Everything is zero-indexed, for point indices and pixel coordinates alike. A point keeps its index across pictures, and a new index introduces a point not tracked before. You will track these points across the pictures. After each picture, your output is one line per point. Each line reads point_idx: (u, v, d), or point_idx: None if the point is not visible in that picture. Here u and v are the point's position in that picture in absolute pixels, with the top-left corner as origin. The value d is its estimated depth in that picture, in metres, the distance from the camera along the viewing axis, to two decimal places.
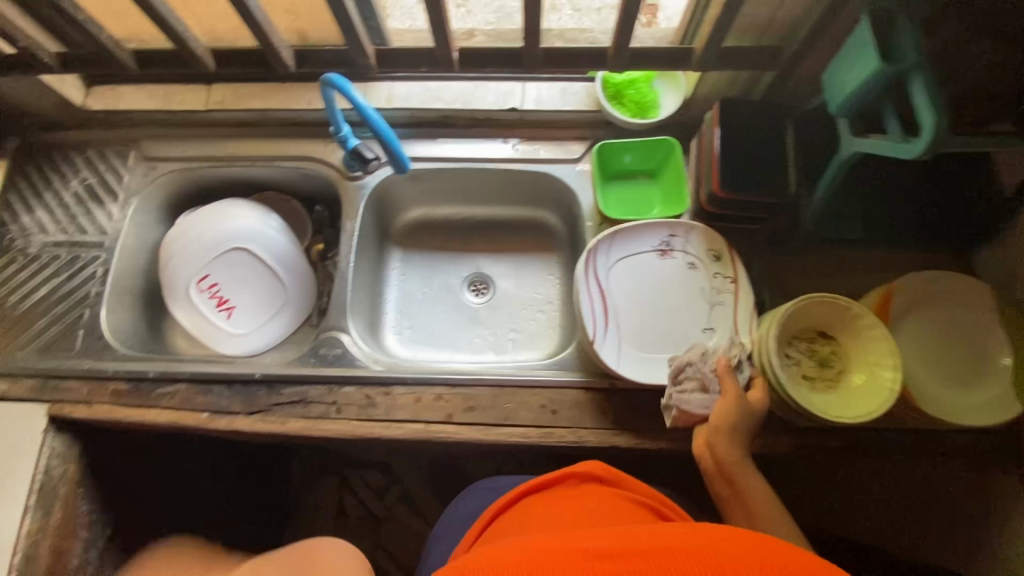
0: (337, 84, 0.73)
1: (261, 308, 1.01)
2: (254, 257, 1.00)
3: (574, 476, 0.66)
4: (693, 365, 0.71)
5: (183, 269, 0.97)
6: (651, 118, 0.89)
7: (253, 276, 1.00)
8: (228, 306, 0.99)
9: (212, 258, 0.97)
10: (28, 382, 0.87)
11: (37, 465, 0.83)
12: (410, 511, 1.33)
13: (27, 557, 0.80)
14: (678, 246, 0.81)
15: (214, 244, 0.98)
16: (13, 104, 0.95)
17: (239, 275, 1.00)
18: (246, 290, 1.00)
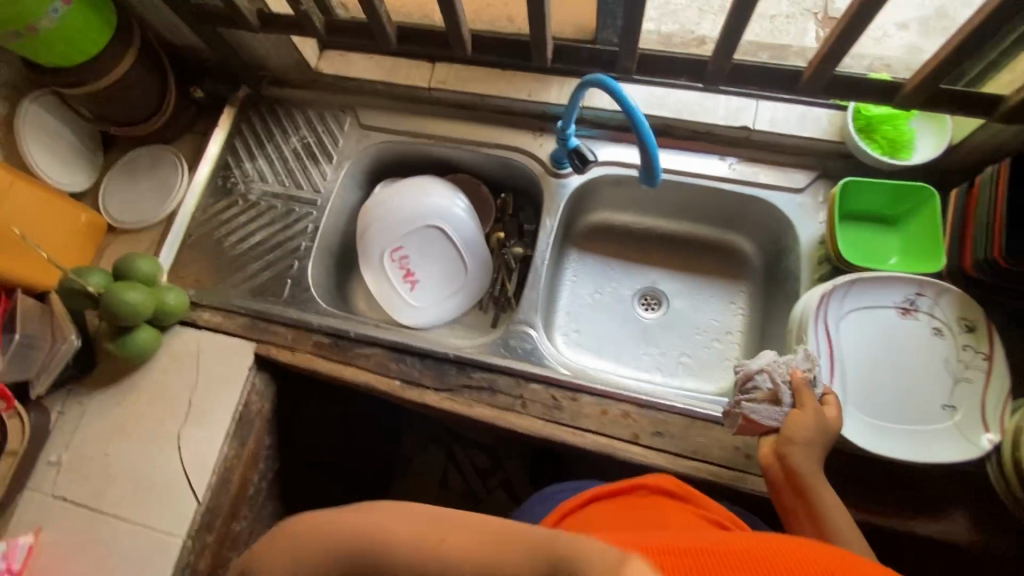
0: (608, 84, 0.73)
1: (442, 285, 1.03)
2: (445, 236, 1.03)
3: (645, 487, 0.68)
4: (765, 374, 0.68)
5: (380, 238, 1.02)
6: (904, 159, 0.82)
7: (440, 254, 1.03)
8: (413, 279, 1.03)
9: (408, 231, 1.02)
10: (241, 319, 0.93)
11: (240, 397, 0.89)
12: (510, 497, 1.33)
13: (222, 479, 0.87)
14: (923, 307, 0.74)
15: (412, 218, 1.02)
16: (258, 57, 1.01)
17: (427, 250, 1.03)
18: (431, 266, 1.03)
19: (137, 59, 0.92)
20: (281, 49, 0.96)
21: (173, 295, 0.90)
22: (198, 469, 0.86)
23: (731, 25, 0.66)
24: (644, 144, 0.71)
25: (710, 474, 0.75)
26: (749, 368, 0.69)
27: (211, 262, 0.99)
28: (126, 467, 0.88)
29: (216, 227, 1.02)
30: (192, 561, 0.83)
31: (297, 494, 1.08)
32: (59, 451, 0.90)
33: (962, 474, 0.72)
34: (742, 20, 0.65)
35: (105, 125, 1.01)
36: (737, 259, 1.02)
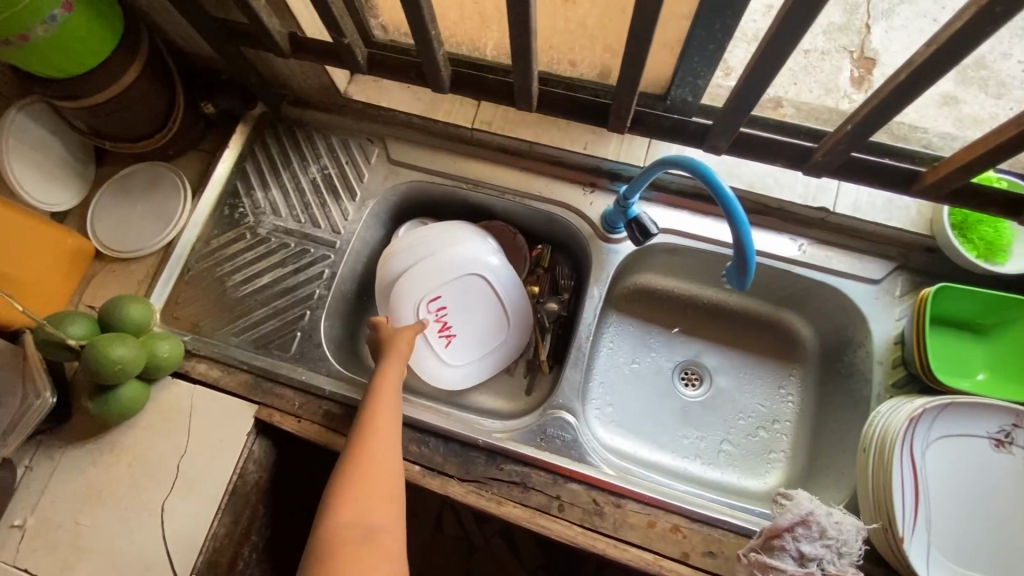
0: (706, 173, 0.63)
1: (480, 345, 0.91)
2: (494, 291, 0.91)
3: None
4: (808, 536, 0.63)
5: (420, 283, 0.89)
6: (1002, 263, 0.74)
7: (484, 312, 0.91)
8: (450, 335, 0.91)
9: (449, 279, 0.89)
10: (242, 375, 0.83)
11: (235, 467, 0.78)
12: (508, 550, 1.17)
13: (210, 561, 0.76)
14: (1020, 440, 0.66)
15: (460, 266, 0.90)
16: (282, 77, 0.90)
17: (470, 304, 0.91)
18: (472, 323, 0.91)
19: (144, 72, 0.80)
20: (310, 72, 0.85)
21: (167, 346, 0.79)
22: (184, 550, 0.75)
23: (862, 118, 0.57)
24: (733, 224, 0.61)
25: None
26: (786, 523, 0.63)
27: (210, 303, 0.88)
28: (101, 540, 0.77)
29: (219, 263, 0.90)
30: None
31: None
32: (24, 513, 0.78)
33: None
34: (883, 116, 0.56)
35: (99, 138, 0.88)
36: (791, 341, 0.93)
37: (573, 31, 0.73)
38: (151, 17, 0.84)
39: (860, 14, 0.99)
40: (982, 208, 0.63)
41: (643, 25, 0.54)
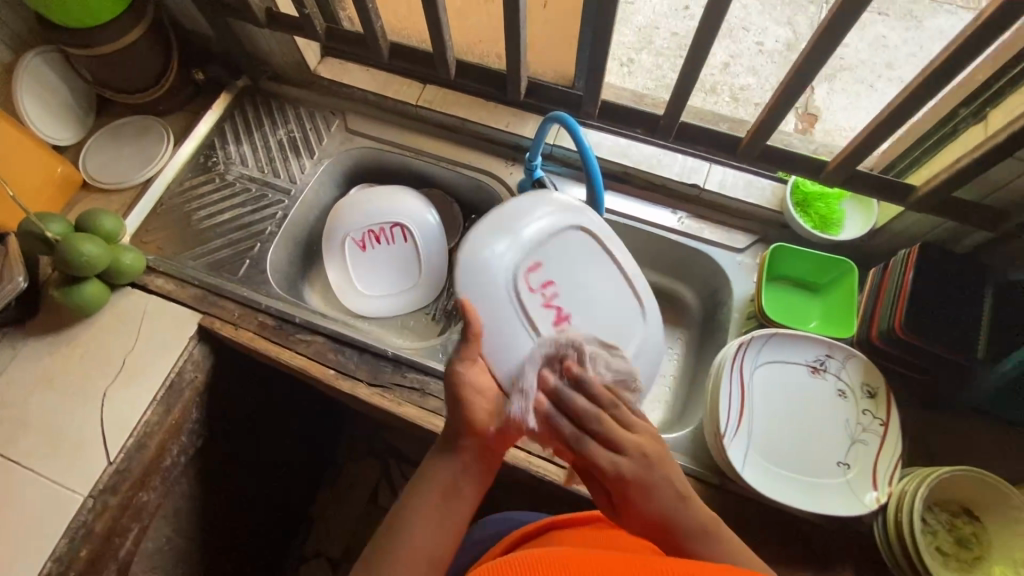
0: (567, 122, 0.80)
1: (607, 324, 0.82)
2: (595, 253, 0.83)
3: (600, 519, 0.63)
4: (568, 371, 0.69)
5: (521, 249, 0.79)
6: (832, 234, 0.88)
7: (591, 278, 0.83)
8: (566, 325, 0.79)
9: (555, 247, 0.81)
10: (192, 290, 0.95)
11: (174, 365, 0.90)
12: None
13: (138, 444, 0.86)
14: (832, 368, 0.79)
15: (573, 232, 0.82)
16: (261, 52, 1.07)
17: (583, 278, 0.82)
18: (589, 300, 0.82)
19: (147, 34, 0.98)
20: (283, 47, 1.03)
21: (131, 256, 0.92)
22: (116, 429, 0.85)
23: (683, 89, 0.74)
24: (590, 180, 0.81)
25: None
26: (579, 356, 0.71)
27: (176, 232, 1.02)
28: (43, 418, 0.86)
29: (188, 200, 1.05)
30: (88, 522, 0.81)
31: (216, 479, 1.06)
32: None
33: (856, 534, 0.74)
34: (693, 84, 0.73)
35: (102, 89, 1.05)
36: (678, 307, 1.05)
37: (491, 25, 0.91)
38: None
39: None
40: (793, 173, 0.79)
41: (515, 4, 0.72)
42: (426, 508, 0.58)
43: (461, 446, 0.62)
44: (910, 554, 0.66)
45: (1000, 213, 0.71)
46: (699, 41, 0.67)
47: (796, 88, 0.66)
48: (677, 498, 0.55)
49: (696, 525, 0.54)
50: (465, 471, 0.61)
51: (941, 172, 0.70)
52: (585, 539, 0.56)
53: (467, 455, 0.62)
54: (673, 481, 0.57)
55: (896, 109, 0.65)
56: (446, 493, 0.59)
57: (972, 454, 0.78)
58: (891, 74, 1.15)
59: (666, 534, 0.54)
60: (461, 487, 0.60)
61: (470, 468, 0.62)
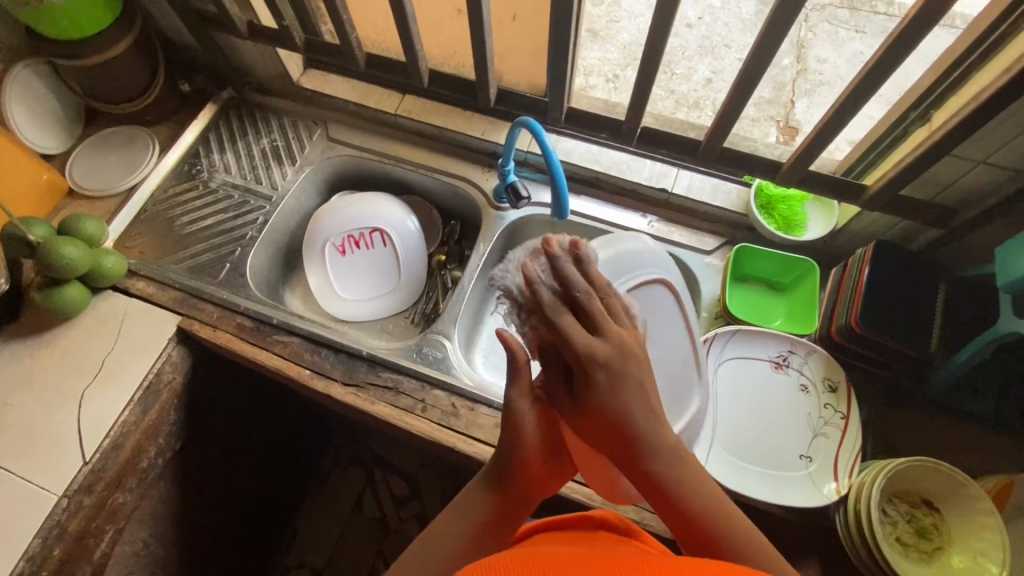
0: (533, 127, 0.83)
1: (677, 380, 0.73)
2: (675, 312, 0.74)
3: (596, 519, 0.64)
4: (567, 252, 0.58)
5: (604, 291, 0.70)
6: (795, 235, 0.91)
7: (673, 339, 0.73)
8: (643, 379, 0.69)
9: (635, 292, 0.71)
10: (172, 292, 0.97)
11: (153, 366, 0.91)
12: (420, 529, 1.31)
13: (114, 444, 0.87)
14: (795, 363, 0.81)
15: (659, 289, 0.73)
16: (246, 64, 1.11)
17: (665, 337, 0.73)
18: (667, 358, 0.72)
19: (134, 46, 1.01)
20: (266, 59, 1.07)
21: (112, 260, 0.94)
22: (93, 429, 0.86)
23: (641, 95, 0.78)
24: (555, 183, 0.83)
25: (585, 497, 0.78)
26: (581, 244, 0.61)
27: (158, 237, 1.04)
28: (21, 420, 0.87)
29: (172, 207, 1.07)
30: (62, 521, 0.82)
31: (196, 484, 1.06)
32: None
33: (820, 526, 0.75)
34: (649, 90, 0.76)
35: (90, 100, 1.08)
36: None
37: (464, 37, 0.95)
38: (148, 9, 1.07)
39: (786, 92, 1.22)
40: (751, 174, 0.83)
41: (480, 14, 0.76)
42: (459, 550, 0.56)
43: (512, 491, 0.57)
44: (868, 544, 0.67)
45: (947, 210, 0.74)
46: (652, 47, 0.70)
47: (744, 91, 0.70)
48: (654, 413, 0.52)
49: (661, 441, 0.52)
50: (503, 522, 0.58)
51: (888, 171, 0.73)
52: (580, 537, 0.59)
53: (512, 501, 0.58)
54: (646, 393, 0.52)
55: (837, 111, 0.69)
56: (481, 532, 0.57)
57: (936, 448, 0.79)
58: None
59: (630, 452, 0.52)
60: (497, 528, 0.58)
61: (511, 515, 0.58)
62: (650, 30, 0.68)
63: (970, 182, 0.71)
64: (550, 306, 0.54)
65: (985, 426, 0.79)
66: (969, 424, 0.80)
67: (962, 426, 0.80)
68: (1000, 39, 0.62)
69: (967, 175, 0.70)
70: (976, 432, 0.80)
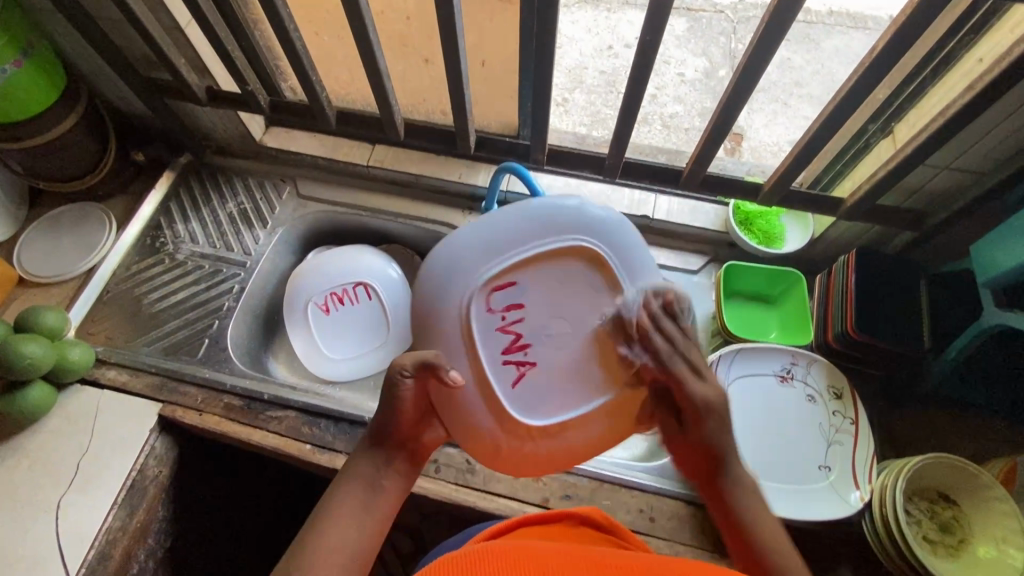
0: (519, 172, 0.82)
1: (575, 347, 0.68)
2: (589, 291, 0.64)
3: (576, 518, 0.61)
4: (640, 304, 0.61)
5: (490, 261, 0.62)
6: (776, 249, 0.94)
7: (569, 310, 0.63)
8: (515, 360, 0.63)
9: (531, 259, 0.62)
10: (148, 378, 0.90)
11: (135, 462, 0.84)
12: None
13: (101, 555, 0.79)
14: (799, 374, 0.82)
15: (576, 265, 0.63)
16: (203, 128, 1.07)
17: (557, 311, 0.63)
18: (566, 339, 0.63)
19: (81, 121, 0.96)
20: (227, 122, 1.03)
21: (78, 350, 0.87)
22: (75, 543, 0.78)
23: (622, 133, 0.79)
24: None
25: None
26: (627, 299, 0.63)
27: (126, 320, 0.97)
28: None
29: (136, 285, 1.01)
30: None
31: None
32: None
33: (847, 534, 0.76)
34: (629, 128, 0.78)
35: (35, 180, 1.01)
36: None
37: (433, 85, 0.95)
38: (92, 81, 1.02)
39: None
40: (733, 196, 0.85)
41: (456, 65, 0.76)
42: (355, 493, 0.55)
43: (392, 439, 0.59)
44: (901, 550, 0.68)
45: (921, 214, 0.79)
46: (632, 86, 0.71)
47: (724, 124, 0.72)
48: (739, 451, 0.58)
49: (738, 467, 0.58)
50: (394, 463, 0.59)
51: (863, 184, 0.76)
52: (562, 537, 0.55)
53: (392, 450, 0.59)
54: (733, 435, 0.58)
55: (814, 135, 0.71)
56: (366, 486, 0.56)
57: (937, 436, 0.83)
58: (801, 92, 1.26)
59: (712, 468, 0.58)
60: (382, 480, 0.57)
61: (397, 459, 0.59)
62: (630, 71, 0.69)
63: (941, 186, 0.75)
64: (669, 362, 0.58)
65: (979, 411, 0.83)
66: (965, 410, 0.84)
67: (960, 412, 0.84)
68: (949, 55, 0.67)
69: (938, 181, 0.74)
70: (972, 417, 0.83)
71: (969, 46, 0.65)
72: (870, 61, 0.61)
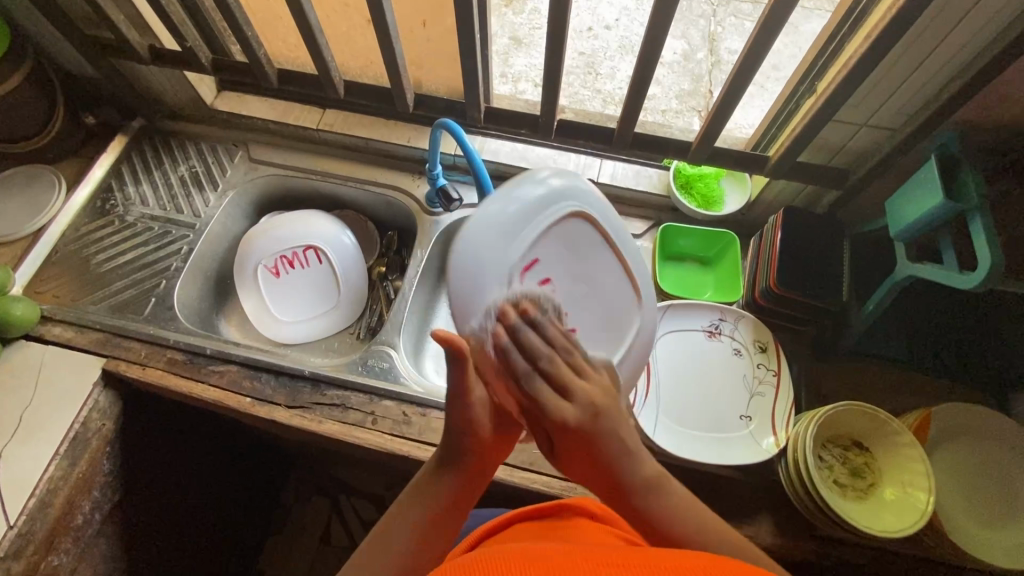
0: (452, 128, 0.84)
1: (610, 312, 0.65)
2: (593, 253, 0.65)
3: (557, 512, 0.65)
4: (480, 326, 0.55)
5: (510, 249, 0.57)
6: (714, 212, 0.96)
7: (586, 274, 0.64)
8: (565, 328, 0.60)
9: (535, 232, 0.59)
10: (94, 334, 0.92)
11: (78, 415, 0.85)
12: None
13: (41, 503, 0.81)
14: (726, 330, 0.85)
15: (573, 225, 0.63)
16: (153, 90, 1.07)
17: (580, 272, 0.64)
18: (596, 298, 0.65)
19: (28, 80, 0.96)
20: (175, 83, 1.03)
21: (22, 306, 0.88)
22: (15, 491, 0.80)
23: (551, 91, 0.81)
24: (480, 182, 0.84)
25: (544, 485, 0.80)
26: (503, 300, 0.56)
27: (73, 279, 0.98)
28: None
29: (86, 246, 1.01)
30: None
31: (141, 536, 0.99)
32: None
33: (766, 481, 0.78)
34: (557, 86, 0.79)
35: None
36: None
37: (376, 47, 0.95)
38: (39, 41, 1.01)
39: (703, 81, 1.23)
40: (664, 156, 0.87)
41: (386, 20, 0.77)
42: (418, 530, 0.53)
43: (463, 467, 0.57)
44: (809, 491, 0.70)
45: (843, 172, 0.81)
46: (554, 43, 0.73)
47: (644, 78, 0.74)
48: (624, 454, 0.52)
49: (641, 480, 0.53)
50: (472, 488, 0.57)
51: (784, 141, 0.78)
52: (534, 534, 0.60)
53: (470, 473, 0.57)
54: (622, 435, 0.52)
55: (732, 90, 0.73)
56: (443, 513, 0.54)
57: (862, 391, 0.85)
58: None
59: (616, 493, 0.52)
60: (457, 509, 0.56)
61: (475, 483, 0.57)
62: (550, 24, 0.70)
63: (861, 142, 0.77)
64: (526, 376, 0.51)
65: (904, 368, 0.86)
66: (892, 367, 0.86)
67: (886, 369, 0.86)
68: (863, 11, 0.69)
69: (858, 136, 0.76)
70: (898, 373, 0.86)
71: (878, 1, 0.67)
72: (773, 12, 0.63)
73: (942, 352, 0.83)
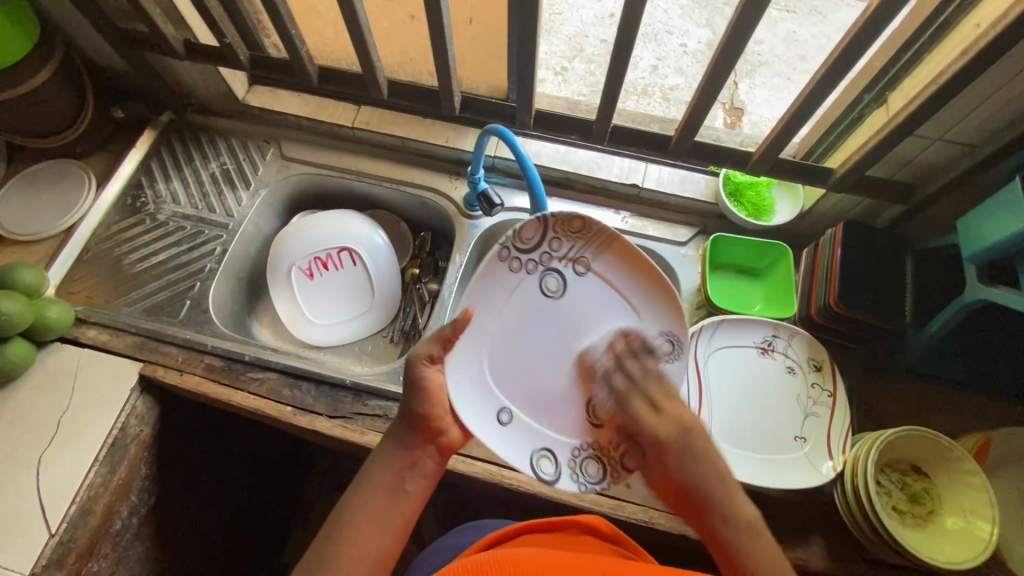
0: (503, 134, 0.81)
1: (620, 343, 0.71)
2: (561, 370, 0.69)
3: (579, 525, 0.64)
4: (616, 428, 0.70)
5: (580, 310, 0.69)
6: (765, 221, 0.93)
7: (549, 384, 0.69)
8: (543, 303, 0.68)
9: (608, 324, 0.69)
10: (130, 338, 0.90)
11: (117, 420, 0.84)
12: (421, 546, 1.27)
13: (82, 510, 0.80)
14: (779, 347, 0.82)
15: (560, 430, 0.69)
16: (184, 84, 1.04)
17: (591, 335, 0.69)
18: (505, 346, 0.68)
19: (56, 73, 0.92)
20: (208, 79, 1.00)
21: (56, 310, 0.86)
22: (56, 498, 0.79)
23: (609, 97, 0.77)
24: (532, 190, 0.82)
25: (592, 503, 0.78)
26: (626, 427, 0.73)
27: (107, 280, 0.96)
28: None
29: (117, 245, 0.99)
30: None
31: (176, 538, 0.98)
32: None
33: (818, 503, 0.77)
34: (616, 92, 0.76)
35: (10, 135, 0.98)
36: None
37: (419, 45, 0.92)
38: (68, 32, 0.98)
39: None
40: (721, 165, 0.84)
41: (439, 21, 0.74)
42: (378, 495, 0.59)
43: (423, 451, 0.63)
44: (871, 520, 0.69)
45: (910, 187, 0.78)
46: (620, 49, 0.69)
47: (715, 85, 0.70)
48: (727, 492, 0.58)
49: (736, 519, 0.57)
50: (419, 467, 0.62)
51: (852, 155, 0.75)
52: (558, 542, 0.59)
53: (418, 455, 0.62)
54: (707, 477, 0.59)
55: (807, 99, 0.69)
56: (394, 486, 0.60)
57: (915, 410, 0.83)
58: None
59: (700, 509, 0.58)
60: (405, 485, 0.60)
61: (424, 463, 0.62)
62: (618, 29, 0.67)
63: (931, 157, 0.74)
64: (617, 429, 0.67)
65: (958, 388, 0.84)
66: (945, 386, 0.84)
67: (940, 388, 0.84)
68: (948, 20, 0.65)
69: (931, 151, 0.73)
70: (951, 393, 0.84)
71: (969, 11, 0.63)
72: (863, 23, 0.59)
73: (1000, 373, 0.81)
